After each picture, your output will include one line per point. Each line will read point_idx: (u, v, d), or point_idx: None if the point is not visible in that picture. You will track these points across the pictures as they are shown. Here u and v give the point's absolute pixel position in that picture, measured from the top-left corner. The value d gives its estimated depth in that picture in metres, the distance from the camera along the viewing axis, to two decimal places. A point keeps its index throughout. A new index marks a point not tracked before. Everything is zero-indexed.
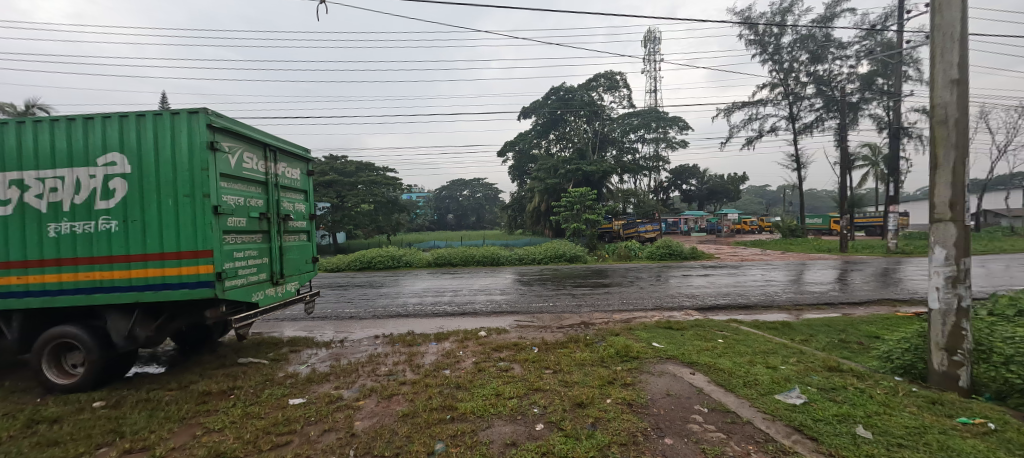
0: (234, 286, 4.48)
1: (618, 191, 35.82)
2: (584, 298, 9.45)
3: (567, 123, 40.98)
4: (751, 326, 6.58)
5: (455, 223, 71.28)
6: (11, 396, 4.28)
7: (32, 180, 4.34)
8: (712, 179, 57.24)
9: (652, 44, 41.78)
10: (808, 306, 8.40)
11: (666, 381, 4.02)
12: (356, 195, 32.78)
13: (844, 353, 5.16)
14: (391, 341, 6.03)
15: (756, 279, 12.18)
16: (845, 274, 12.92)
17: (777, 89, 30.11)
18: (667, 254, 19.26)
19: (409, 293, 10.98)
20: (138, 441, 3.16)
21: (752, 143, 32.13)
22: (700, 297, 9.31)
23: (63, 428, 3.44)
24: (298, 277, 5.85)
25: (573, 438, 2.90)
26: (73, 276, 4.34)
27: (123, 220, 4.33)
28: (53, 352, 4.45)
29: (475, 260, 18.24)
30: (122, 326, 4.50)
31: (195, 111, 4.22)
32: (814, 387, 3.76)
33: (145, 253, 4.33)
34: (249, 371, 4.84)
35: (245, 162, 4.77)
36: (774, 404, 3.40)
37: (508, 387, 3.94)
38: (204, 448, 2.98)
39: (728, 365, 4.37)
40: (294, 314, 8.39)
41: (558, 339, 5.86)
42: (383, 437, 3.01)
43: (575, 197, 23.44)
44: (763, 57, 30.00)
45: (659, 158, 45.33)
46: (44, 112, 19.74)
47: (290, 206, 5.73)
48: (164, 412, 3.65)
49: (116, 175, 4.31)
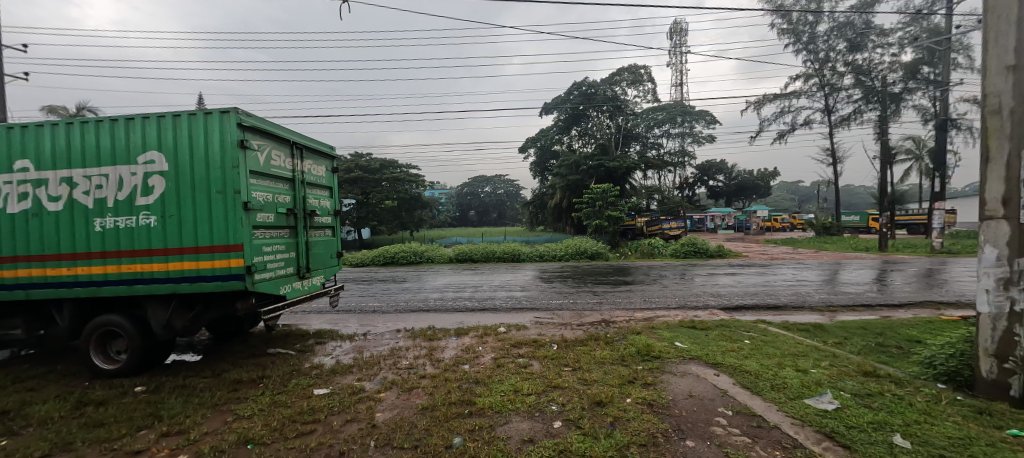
0: (262, 279, 4.64)
1: (642, 187, 35.10)
2: (605, 296, 9.33)
3: (589, 118, 40.10)
4: (780, 327, 6.34)
5: (477, 220, 72.06)
6: (62, 380, 4.60)
7: (80, 178, 4.62)
8: (739, 175, 54.96)
9: (678, 36, 40.77)
10: (843, 307, 8.04)
11: (689, 382, 3.92)
12: (380, 192, 33.48)
13: (882, 358, 4.89)
14: (412, 336, 6.11)
15: (786, 278, 11.75)
16: (884, 274, 12.31)
17: (811, 81, 28.87)
18: (691, 251, 18.81)
19: (431, 288, 11.12)
20: (174, 425, 3.33)
21: (784, 137, 30.88)
22: (726, 297, 9.03)
23: (106, 411, 3.65)
24: (324, 271, 6.02)
25: (591, 437, 2.87)
26: (116, 268, 4.61)
27: (161, 215, 4.56)
28: (100, 339, 4.76)
29: (496, 256, 18.33)
30: (161, 316, 4.74)
31: (226, 111, 4.38)
32: (849, 393, 3.59)
33: (181, 247, 4.54)
34: (276, 362, 5.00)
35: (273, 159, 4.94)
36: (803, 409, 3.26)
37: (526, 383, 3.94)
38: (234, 434, 3.11)
39: (755, 367, 4.22)
40: (319, 307, 8.67)
41: (578, 337, 5.80)
42: (403, 429, 3.06)
43: (597, 194, 22.90)
44: (797, 47, 28.66)
45: (684, 154, 44.18)
46: (93, 113, 21.02)
47: (316, 202, 5.90)
48: (198, 399, 3.83)
49: (154, 173, 4.54)
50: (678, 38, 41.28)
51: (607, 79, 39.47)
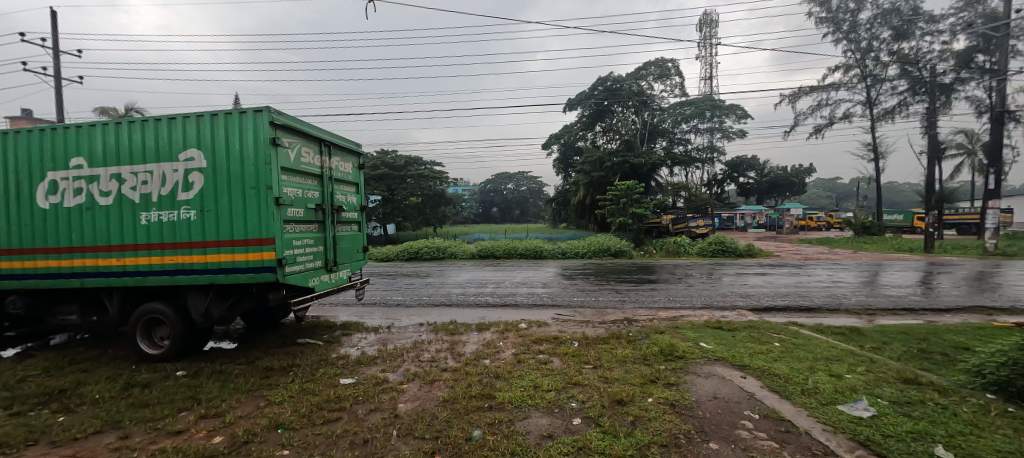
0: (292, 272, 4.83)
1: (668, 184, 34.30)
2: (628, 294, 9.20)
3: (614, 114, 39.41)
4: (813, 330, 6.08)
5: (500, 217, 72.68)
6: (113, 362, 4.94)
7: (128, 174, 4.91)
8: (772, 172, 52.61)
9: (708, 27, 39.44)
10: (882, 311, 7.63)
11: (715, 383, 3.82)
12: (405, 188, 34.03)
13: (926, 365, 4.60)
14: (435, 329, 6.21)
15: (821, 279, 11.23)
16: (929, 276, 11.58)
17: (851, 72, 27.39)
18: (719, 250, 18.27)
19: (454, 283, 11.27)
20: (211, 408, 3.52)
21: (821, 131, 29.43)
22: (755, 298, 8.74)
23: (151, 392, 3.90)
24: (350, 265, 6.21)
25: (611, 435, 2.85)
26: (160, 259, 4.89)
27: (200, 210, 4.80)
28: (145, 326, 5.07)
29: (519, 253, 18.39)
30: (200, 305, 5.01)
31: (259, 110, 4.56)
32: (886, 400, 3.41)
33: (218, 240, 4.77)
34: (305, 352, 5.20)
35: (303, 156, 5.12)
36: (835, 415, 3.13)
37: (546, 380, 3.94)
38: (266, 418, 3.26)
39: (785, 370, 4.07)
40: (346, 299, 8.96)
41: (600, 335, 5.75)
42: (424, 420, 3.13)
43: (621, 191, 22.48)
44: (836, 36, 27.23)
45: (713, 149, 42.84)
46: (139, 113, 22.22)
47: (343, 198, 6.07)
48: (233, 384, 4.04)
49: (194, 170, 4.78)
50: (708, 30, 39.95)
51: (633, 73, 38.66)
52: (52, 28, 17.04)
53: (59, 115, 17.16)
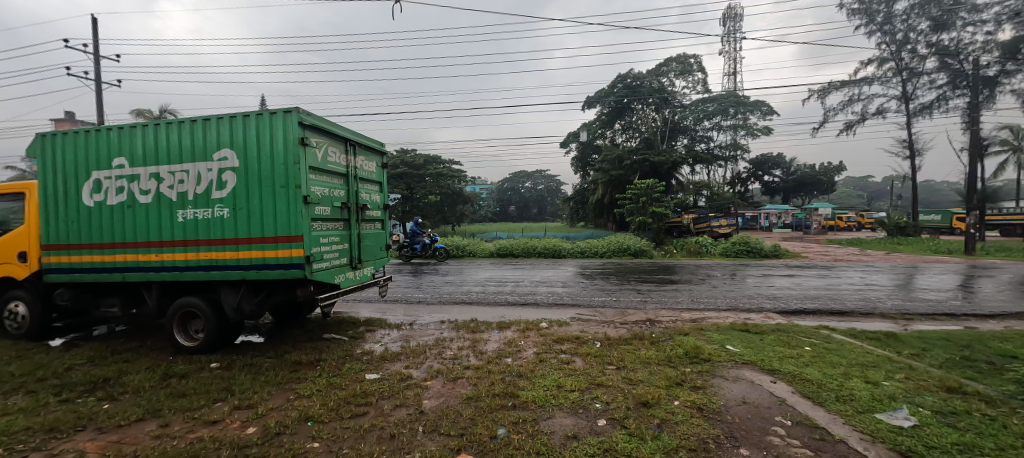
0: (319, 269, 4.94)
1: (690, 183, 33.61)
2: (649, 295, 9.05)
3: (634, 111, 38.80)
4: (846, 334, 5.85)
5: (517, 215, 72.82)
6: (151, 354, 5.16)
7: (165, 173, 5.13)
8: (799, 170, 50.94)
9: (732, 21, 38.39)
10: (921, 316, 7.27)
11: (743, 387, 3.73)
12: (424, 187, 34.41)
13: (970, 374, 4.37)
14: (456, 327, 6.27)
15: (853, 281, 10.79)
16: (971, 280, 10.98)
17: (886, 65, 26.20)
18: (744, 251, 17.79)
19: (473, 282, 11.33)
20: (245, 399, 3.63)
21: (852, 128, 28.29)
22: (783, 300, 8.46)
23: (188, 383, 4.06)
24: (374, 262, 6.32)
25: (638, 438, 2.81)
26: (195, 256, 5.09)
27: (233, 208, 4.96)
28: (181, 319, 5.29)
29: (537, 251, 18.35)
30: (233, 300, 5.18)
31: (288, 111, 4.69)
32: (929, 409, 3.25)
33: (250, 237, 4.93)
34: (332, 347, 5.32)
35: (329, 156, 5.23)
36: (874, 424, 3.00)
37: (569, 380, 3.92)
38: (297, 411, 3.34)
39: (818, 376, 3.93)
40: (369, 296, 9.12)
41: (621, 335, 5.68)
42: (449, 417, 3.16)
43: (640, 189, 22.12)
44: (870, 28, 26.07)
45: (738, 147, 41.72)
46: (172, 115, 23.15)
47: (367, 197, 6.18)
48: (264, 377, 4.17)
49: (227, 169, 4.94)
50: (732, 24, 38.86)
51: (654, 70, 37.95)
52: (92, 33, 17.89)
53: (99, 118, 18.04)
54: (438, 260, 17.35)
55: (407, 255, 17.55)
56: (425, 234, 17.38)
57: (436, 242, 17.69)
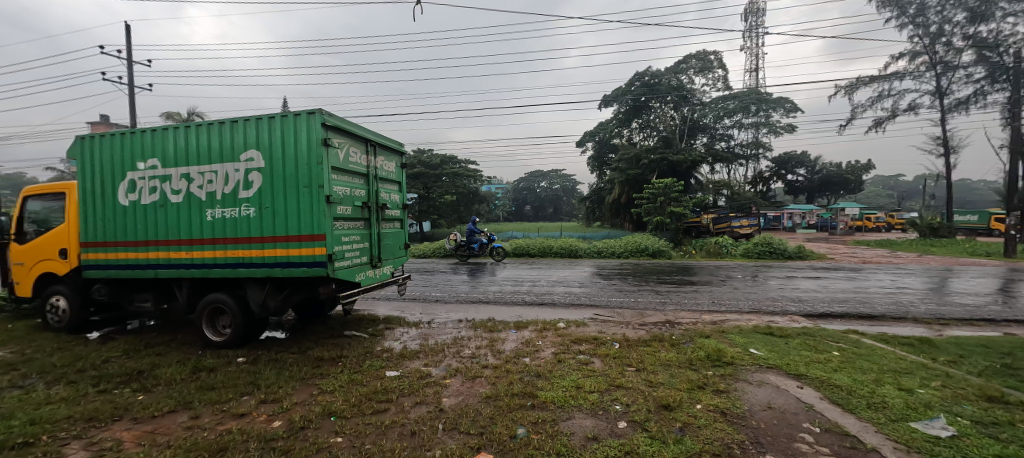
0: (341, 267, 5.04)
1: (709, 182, 32.97)
2: (669, 296, 8.90)
3: (652, 109, 38.23)
4: (876, 339, 5.63)
5: (533, 215, 72.71)
6: (181, 348, 5.35)
7: (196, 174, 5.31)
8: (824, 169, 49.35)
9: (754, 16, 37.41)
10: (956, 321, 6.95)
11: (768, 392, 3.63)
12: (440, 187, 34.65)
13: (1011, 382, 4.15)
14: (474, 326, 6.29)
15: (883, 284, 10.39)
16: (1011, 284, 10.44)
17: (918, 59, 25.12)
18: (766, 252, 17.34)
19: (490, 281, 11.36)
20: (270, 393, 3.74)
21: (881, 125, 27.23)
22: (808, 303, 8.20)
23: (216, 376, 4.20)
24: (393, 261, 6.40)
25: (660, 442, 2.77)
26: (223, 253, 5.26)
27: (259, 207, 5.10)
28: (209, 315, 5.47)
29: (553, 251, 18.26)
30: (258, 296, 5.32)
31: (312, 112, 4.79)
32: (968, 419, 3.10)
33: (275, 235, 5.05)
34: (352, 343, 5.42)
35: (351, 156, 5.33)
36: (908, 433, 2.89)
37: (588, 381, 3.89)
38: (320, 406, 3.42)
39: (847, 382, 3.80)
40: (388, 294, 9.25)
41: (640, 336, 5.61)
42: (468, 415, 3.18)
43: (658, 189, 21.77)
44: (901, 21, 25.03)
45: (759, 145, 40.68)
46: (199, 117, 23.90)
47: (387, 196, 6.27)
48: (289, 372, 4.28)
49: (254, 170, 5.09)
50: (754, 19, 37.89)
51: (672, 67, 37.30)
52: (125, 39, 18.65)
53: (131, 121, 18.77)
54: (495, 260, 16.56)
55: (462, 255, 17.03)
56: (481, 233, 16.83)
57: (493, 241, 17.04)
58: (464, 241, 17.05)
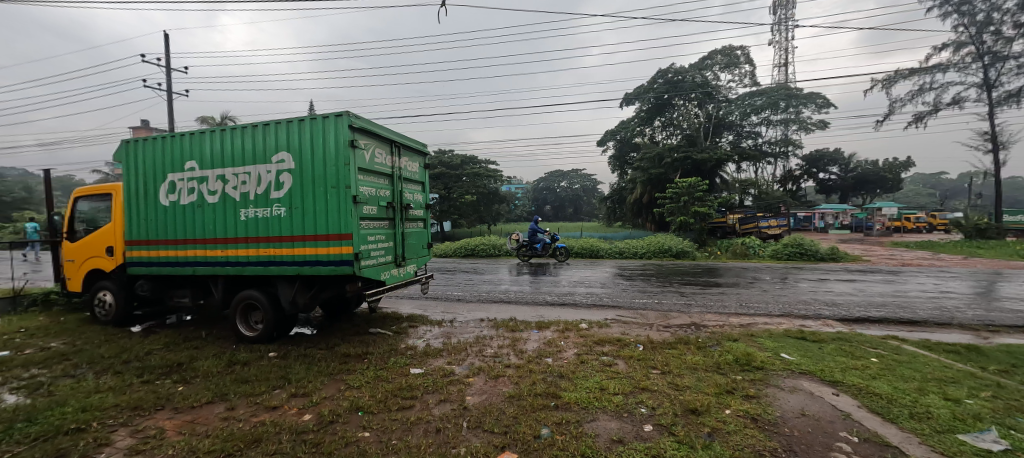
0: (367, 266, 5.16)
1: (734, 181, 32.06)
2: (694, 298, 8.69)
3: (675, 107, 37.46)
4: (918, 346, 5.34)
5: (553, 215, 72.39)
6: (217, 342, 5.59)
7: (230, 175, 5.53)
8: (859, 167, 47.22)
9: (784, 9, 36.13)
10: (1008, 328, 6.51)
11: (801, 398, 3.50)
12: (461, 187, 34.93)
13: None
14: (495, 326, 6.32)
15: (924, 288, 9.84)
16: None
17: (963, 50, 23.69)
18: (796, 253, 16.71)
19: (511, 281, 11.37)
20: (301, 387, 3.86)
21: (922, 120, 25.83)
22: (843, 307, 7.85)
23: (249, 370, 4.37)
24: (417, 260, 6.50)
25: (688, 446, 2.72)
26: (256, 251, 5.47)
27: (289, 207, 5.27)
28: (242, 311, 5.70)
29: (575, 251, 18.12)
30: (288, 294, 5.50)
31: (339, 114, 4.92)
32: (1023, 433, 2.91)
33: (304, 234, 5.21)
34: (377, 341, 5.53)
35: (376, 157, 5.45)
36: (955, 445, 2.73)
37: (612, 382, 3.85)
38: (348, 401, 3.50)
39: (887, 390, 3.62)
40: (411, 293, 9.38)
41: (665, 339, 5.50)
42: (492, 414, 3.20)
43: (682, 189, 21.30)
44: (944, 10, 23.65)
45: (789, 143, 39.27)
46: (231, 121, 24.89)
47: (411, 196, 6.37)
48: (317, 367, 4.41)
49: (284, 171, 5.26)
50: (783, 12, 36.62)
51: (696, 64, 36.42)
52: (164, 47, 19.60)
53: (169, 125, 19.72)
54: (559, 262, 16.15)
55: (526, 255, 16.26)
56: (546, 233, 16.24)
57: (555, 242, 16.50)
58: (527, 241, 16.27)
